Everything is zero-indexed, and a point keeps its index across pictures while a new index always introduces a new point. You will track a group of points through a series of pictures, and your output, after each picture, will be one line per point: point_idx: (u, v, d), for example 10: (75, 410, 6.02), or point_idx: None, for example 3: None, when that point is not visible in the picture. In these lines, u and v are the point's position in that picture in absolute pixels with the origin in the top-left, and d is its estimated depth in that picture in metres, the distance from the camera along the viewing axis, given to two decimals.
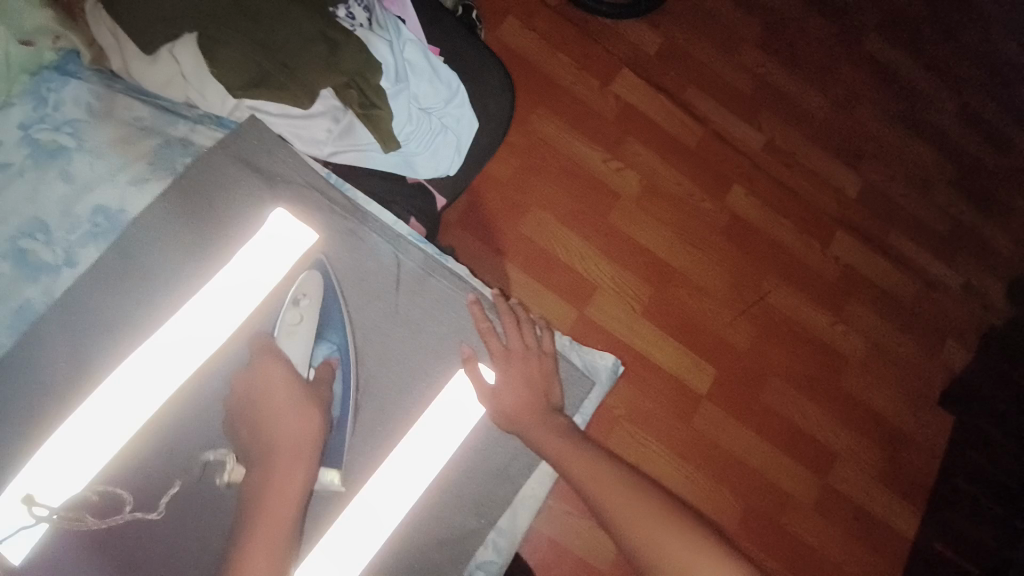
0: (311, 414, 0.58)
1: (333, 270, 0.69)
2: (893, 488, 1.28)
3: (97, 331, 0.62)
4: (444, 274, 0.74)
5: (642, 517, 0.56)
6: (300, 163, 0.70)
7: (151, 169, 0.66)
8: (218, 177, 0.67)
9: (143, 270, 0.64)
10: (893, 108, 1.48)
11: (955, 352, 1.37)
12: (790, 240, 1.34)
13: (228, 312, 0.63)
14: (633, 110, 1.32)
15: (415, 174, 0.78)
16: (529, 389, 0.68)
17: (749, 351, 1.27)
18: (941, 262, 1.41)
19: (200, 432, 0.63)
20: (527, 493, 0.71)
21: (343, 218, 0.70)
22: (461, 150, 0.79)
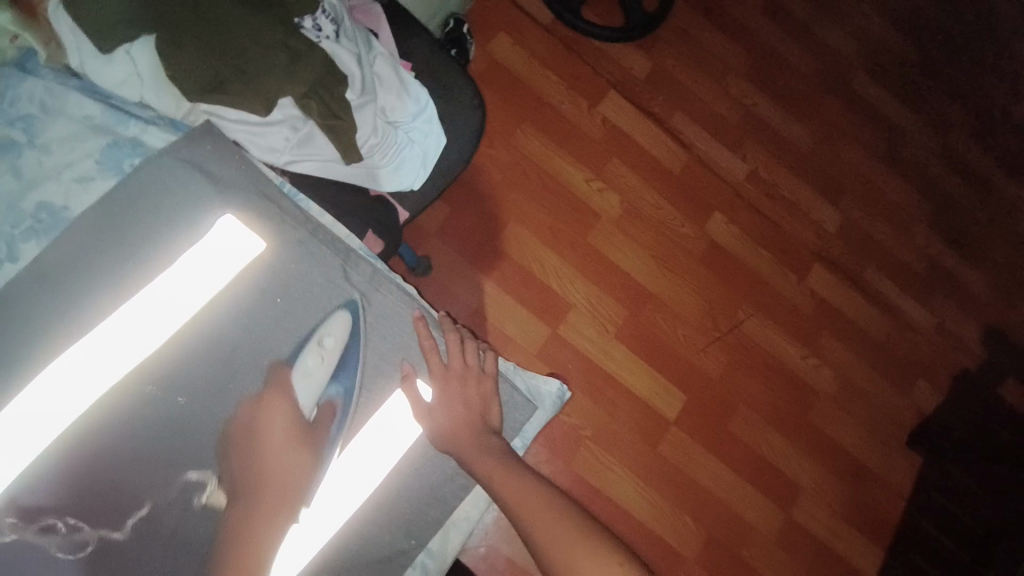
0: (303, 458, 0.60)
1: (276, 280, 0.66)
2: (857, 525, 1.28)
3: (25, 332, 0.59)
4: (392, 291, 0.72)
5: (565, 544, 0.59)
6: (253, 172, 0.69)
7: (98, 168, 0.64)
8: (166, 180, 0.65)
9: (79, 271, 0.61)
10: (876, 147, 1.50)
11: (925, 392, 1.38)
12: (767, 272, 1.35)
13: (163, 316, 0.62)
14: (619, 133, 1.33)
15: (378, 186, 0.78)
16: (464, 408, 0.69)
17: (720, 379, 1.27)
18: (916, 302, 1.43)
19: (130, 444, 0.60)
20: (460, 518, 0.72)
21: (293, 228, 0.68)
22: (427, 164, 0.80)
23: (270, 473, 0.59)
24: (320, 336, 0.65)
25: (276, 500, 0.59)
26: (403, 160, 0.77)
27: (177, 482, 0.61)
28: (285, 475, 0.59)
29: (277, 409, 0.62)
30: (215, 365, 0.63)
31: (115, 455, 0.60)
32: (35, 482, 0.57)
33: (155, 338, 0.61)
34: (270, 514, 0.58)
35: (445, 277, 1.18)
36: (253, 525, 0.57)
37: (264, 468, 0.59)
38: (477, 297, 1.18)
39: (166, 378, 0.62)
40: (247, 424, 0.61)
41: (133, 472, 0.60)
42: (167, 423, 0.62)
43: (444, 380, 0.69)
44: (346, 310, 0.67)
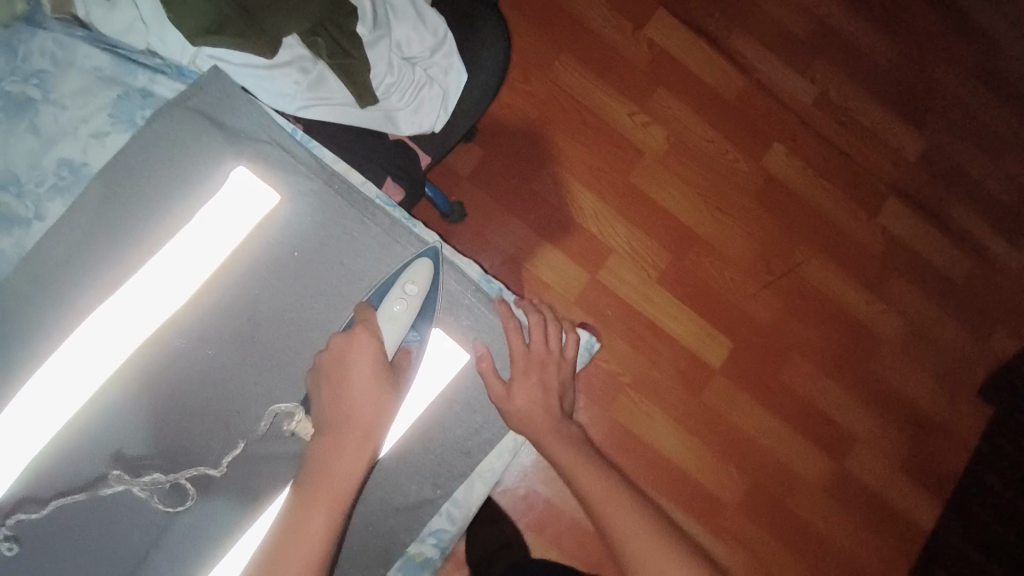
0: (380, 396, 0.60)
1: (291, 232, 0.66)
2: (914, 476, 1.22)
3: (64, 285, 0.63)
4: (410, 242, 0.69)
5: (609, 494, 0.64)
6: (264, 119, 0.67)
7: (111, 122, 0.65)
8: (180, 133, 0.65)
9: (107, 227, 0.63)
10: (973, 60, 1.29)
11: (1005, 339, 1.26)
12: (830, 208, 1.23)
13: (190, 270, 0.63)
14: (667, 58, 1.21)
15: (397, 130, 0.73)
16: (543, 391, 0.69)
17: (771, 325, 1.20)
18: (1005, 240, 1.27)
19: (163, 394, 0.63)
20: (485, 471, 0.71)
21: (308, 178, 0.67)
22: (449, 106, 0.74)
23: (356, 412, 0.59)
24: (403, 282, 0.64)
25: (358, 439, 0.58)
26: (421, 100, 0.71)
27: (217, 433, 0.64)
28: (366, 411, 0.59)
29: (367, 348, 0.61)
30: (236, 315, 0.65)
31: (158, 406, 0.63)
32: (83, 426, 0.62)
33: (183, 292, 0.63)
34: (354, 447, 0.58)
35: (480, 223, 1.15)
36: (332, 457, 0.57)
37: (349, 405, 0.59)
38: (513, 243, 1.15)
39: (199, 333, 0.64)
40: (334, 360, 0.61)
41: (178, 425, 0.63)
42: (201, 375, 0.64)
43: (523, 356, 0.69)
44: (427, 259, 0.66)
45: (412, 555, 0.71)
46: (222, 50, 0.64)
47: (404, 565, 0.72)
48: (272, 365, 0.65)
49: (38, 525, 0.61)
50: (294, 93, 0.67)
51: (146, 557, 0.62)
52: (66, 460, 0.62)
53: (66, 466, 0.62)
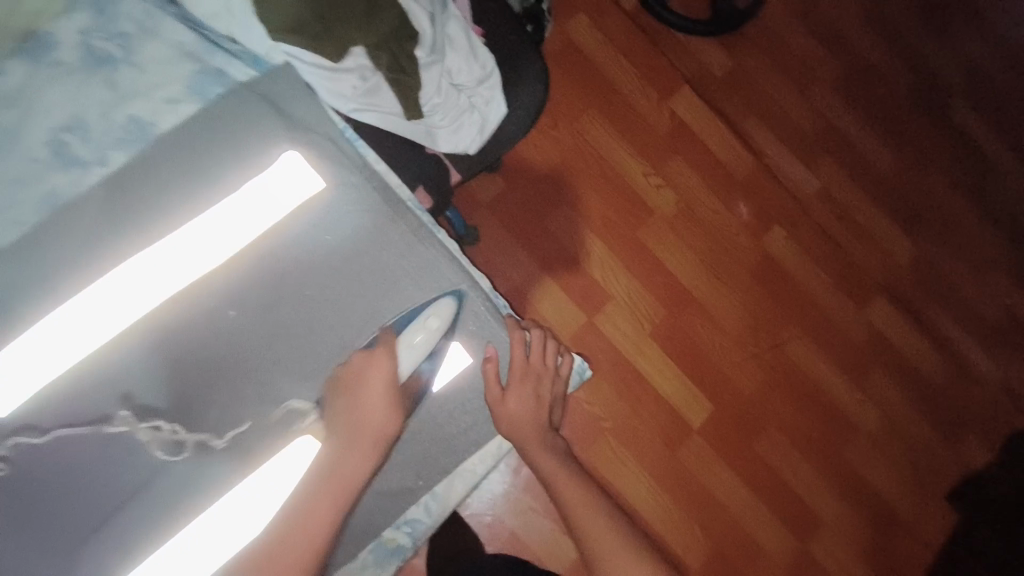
0: (369, 460, 0.64)
1: (325, 219, 0.69)
2: (876, 570, 1.22)
3: (105, 230, 0.66)
4: (435, 245, 0.72)
5: (582, 504, 0.73)
6: (320, 114, 0.72)
7: (185, 92, 0.70)
8: (243, 112, 0.70)
9: (158, 185, 0.67)
10: (966, 180, 1.39)
11: (975, 447, 1.29)
12: (821, 293, 1.29)
13: (225, 238, 0.65)
14: (686, 130, 1.29)
15: (435, 145, 0.81)
16: (534, 403, 0.74)
17: (753, 395, 1.23)
18: (982, 351, 1.33)
19: (176, 349, 0.66)
20: (469, 471, 0.74)
21: (350, 171, 0.70)
22: (484, 130, 0.81)
23: (336, 472, 0.63)
24: (426, 315, 0.67)
25: (331, 498, 0.63)
26: (462, 123, 0.78)
27: (213, 390, 0.67)
28: (351, 473, 0.64)
29: (383, 378, 0.65)
30: (259, 286, 0.67)
31: (162, 359, 0.65)
32: (92, 364, 0.64)
33: (211, 259, 0.65)
34: (325, 506, 0.62)
35: (490, 250, 1.20)
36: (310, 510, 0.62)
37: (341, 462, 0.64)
38: (518, 274, 1.19)
39: (218, 297, 0.66)
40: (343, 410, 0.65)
41: (178, 381, 0.66)
42: (213, 336, 0.66)
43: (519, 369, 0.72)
44: (452, 298, 0.69)
45: (385, 540, 0.73)
46: (292, 46, 0.67)
47: (376, 550, 0.73)
48: (289, 341, 0.68)
49: (35, 451, 0.63)
50: (351, 96, 0.72)
51: (133, 495, 0.65)
52: (76, 398, 0.64)
53: (71, 402, 0.64)
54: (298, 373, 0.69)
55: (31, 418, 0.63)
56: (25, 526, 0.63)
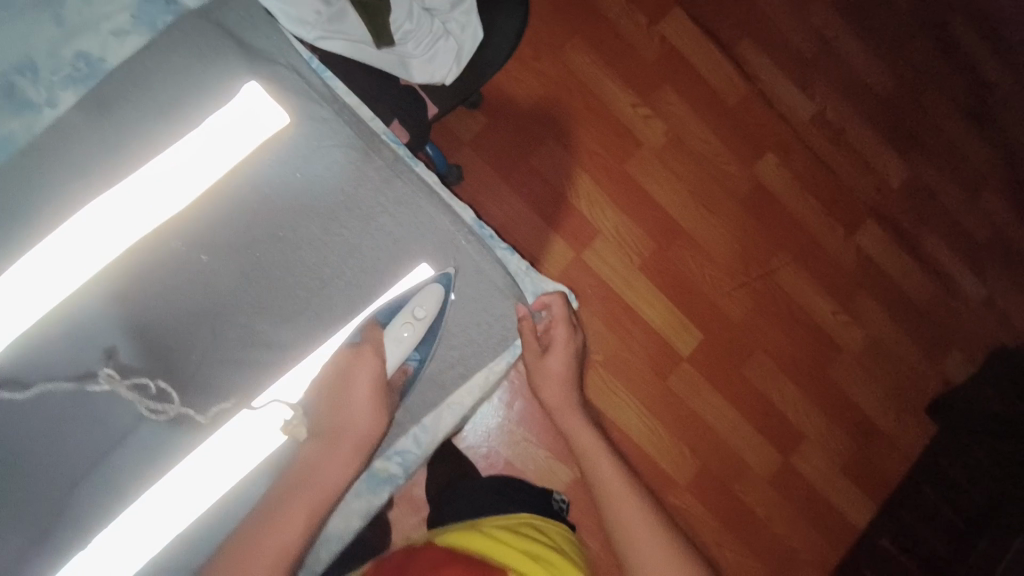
0: (350, 466, 0.63)
1: (292, 152, 0.67)
2: (854, 480, 1.29)
3: (68, 174, 0.64)
4: (411, 178, 0.70)
5: (586, 444, 0.79)
6: (283, 43, 0.70)
7: (133, 23, 0.67)
8: (196, 40, 0.67)
9: (115, 124, 0.65)
10: (964, 98, 1.35)
11: (957, 363, 1.34)
12: (811, 219, 1.28)
13: (189, 177, 0.63)
14: (677, 55, 1.24)
15: (410, 77, 0.77)
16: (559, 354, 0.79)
17: (741, 323, 1.26)
18: (969, 271, 1.34)
19: (149, 293, 0.65)
20: (457, 401, 0.72)
21: (319, 103, 0.68)
22: (461, 59, 0.76)
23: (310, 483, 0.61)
24: (412, 307, 0.67)
25: (302, 513, 0.60)
26: (437, 51, 0.74)
27: (197, 341, 0.65)
28: (329, 480, 0.62)
29: (369, 376, 0.64)
30: (231, 227, 0.66)
31: (141, 306, 0.65)
32: (66, 313, 0.63)
33: (182, 199, 0.64)
34: (292, 521, 0.60)
35: (476, 189, 1.17)
36: (285, 516, 0.60)
37: (320, 465, 0.63)
38: (505, 213, 1.18)
39: (192, 240, 0.65)
40: (329, 408, 0.64)
41: (158, 329, 0.65)
42: (191, 283, 0.66)
43: (559, 333, 0.78)
44: (442, 282, 0.68)
45: (377, 469, 0.72)
46: None
47: (367, 479, 0.72)
48: (270, 288, 0.67)
49: (20, 405, 0.63)
50: (314, 23, 0.69)
51: (116, 447, 0.64)
52: (56, 352, 0.64)
53: (50, 355, 0.63)
54: (281, 321, 0.67)
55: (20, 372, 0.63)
56: (9, 484, 0.63)
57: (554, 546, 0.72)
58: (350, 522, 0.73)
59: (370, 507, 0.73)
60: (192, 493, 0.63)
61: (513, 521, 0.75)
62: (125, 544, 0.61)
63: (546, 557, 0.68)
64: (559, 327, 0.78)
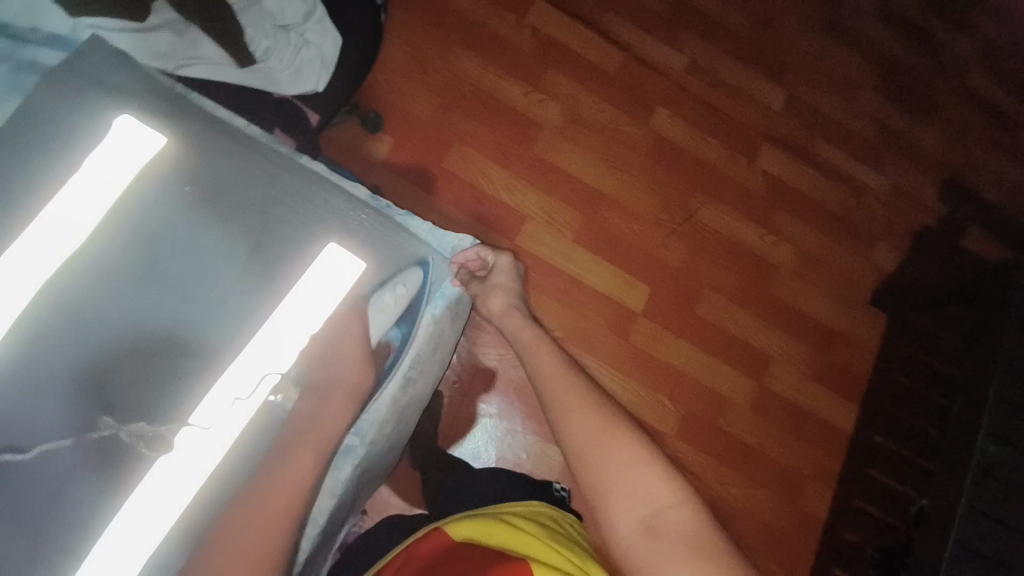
0: (346, 410, 0.63)
1: (178, 163, 0.62)
2: (830, 386, 1.34)
3: None
4: (298, 172, 0.70)
5: (548, 356, 0.78)
6: (147, 78, 0.66)
7: (3, 91, 0.61)
8: (63, 91, 0.61)
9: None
10: (815, 20, 1.48)
11: (886, 252, 1.42)
12: (716, 156, 1.37)
13: (79, 214, 0.57)
14: (552, 41, 1.33)
15: (279, 88, 0.84)
16: (506, 276, 0.89)
17: (681, 267, 1.31)
18: (868, 168, 1.45)
19: (49, 355, 0.56)
20: (405, 361, 0.68)
21: (195, 122, 0.67)
22: (327, 65, 0.84)
23: (318, 423, 0.61)
24: (394, 283, 0.66)
25: (312, 446, 0.60)
26: (303, 62, 0.81)
27: (105, 399, 0.57)
28: (331, 424, 0.62)
29: (359, 336, 0.63)
30: (126, 256, 0.59)
31: (44, 374, 0.56)
32: None
33: (68, 245, 0.56)
34: (301, 457, 0.60)
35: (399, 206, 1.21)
36: (287, 468, 0.59)
37: (320, 415, 0.61)
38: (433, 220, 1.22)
39: (85, 294, 0.57)
40: (321, 366, 0.61)
41: (65, 400, 0.56)
42: (91, 337, 0.57)
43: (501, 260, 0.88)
44: (419, 268, 0.68)
45: None
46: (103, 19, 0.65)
47: None
48: (180, 316, 0.59)
49: None
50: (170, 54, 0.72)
51: (59, 523, 0.53)
52: None
53: None
54: (196, 341, 0.59)
55: None
56: None
57: (571, 539, 0.71)
58: (321, 502, 0.64)
59: (337, 484, 0.65)
60: (127, 553, 0.53)
61: (523, 505, 0.73)
62: None
63: (567, 545, 0.67)
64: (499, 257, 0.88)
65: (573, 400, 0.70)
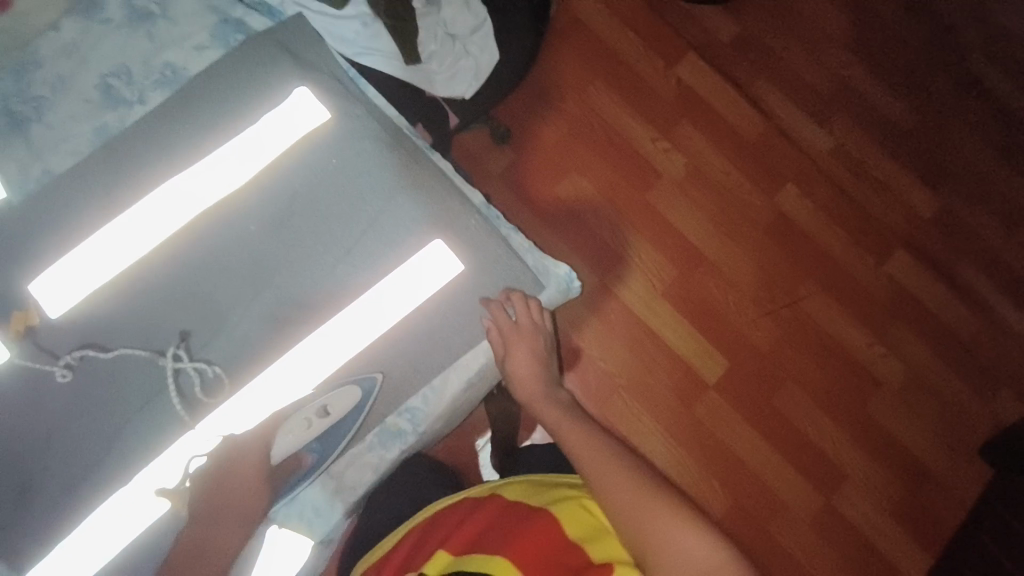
0: (240, 533, 0.58)
1: (331, 138, 0.65)
2: (907, 529, 1.19)
3: (145, 152, 0.64)
4: (431, 167, 0.68)
5: (577, 436, 0.73)
6: (327, 56, 0.71)
7: (211, 40, 0.70)
8: (257, 53, 0.67)
9: (179, 116, 0.65)
10: (989, 131, 1.34)
11: (1011, 402, 1.25)
12: (839, 249, 1.28)
13: (240, 166, 0.63)
14: (693, 94, 1.32)
15: (433, 90, 0.86)
16: (528, 357, 0.67)
17: (769, 352, 1.23)
18: (1014, 304, 1.28)
19: (176, 277, 0.61)
20: (469, 362, 0.65)
21: (356, 101, 0.68)
22: (479, 75, 0.87)
23: (206, 551, 0.57)
24: (320, 404, 0.60)
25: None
26: (458, 68, 0.85)
27: (200, 320, 0.62)
28: (223, 546, 0.58)
29: (254, 464, 0.58)
30: (264, 209, 0.63)
31: (167, 292, 0.61)
32: (101, 301, 0.60)
33: (221, 190, 0.62)
34: None
35: None
36: None
37: (203, 542, 0.57)
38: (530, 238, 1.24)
39: (212, 228, 0.62)
40: (212, 490, 0.57)
41: (170, 312, 0.61)
42: (210, 271, 0.62)
43: (518, 337, 0.65)
44: (355, 391, 0.61)
45: (388, 425, 0.64)
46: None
47: (378, 433, 0.64)
48: (282, 271, 0.63)
49: (95, 367, 0.60)
50: (354, 40, 0.77)
51: (138, 416, 0.59)
52: (87, 332, 0.60)
53: (81, 331, 0.60)
54: (296, 303, 0.62)
55: (46, 345, 0.60)
56: (50, 452, 0.59)
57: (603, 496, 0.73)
58: (362, 475, 0.65)
59: (382, 462, 0.65)
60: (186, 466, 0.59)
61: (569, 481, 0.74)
62: (129, 510, 0.58)
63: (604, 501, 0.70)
64: (517, 333, 0.65)
65: (613, 477, 0.66)
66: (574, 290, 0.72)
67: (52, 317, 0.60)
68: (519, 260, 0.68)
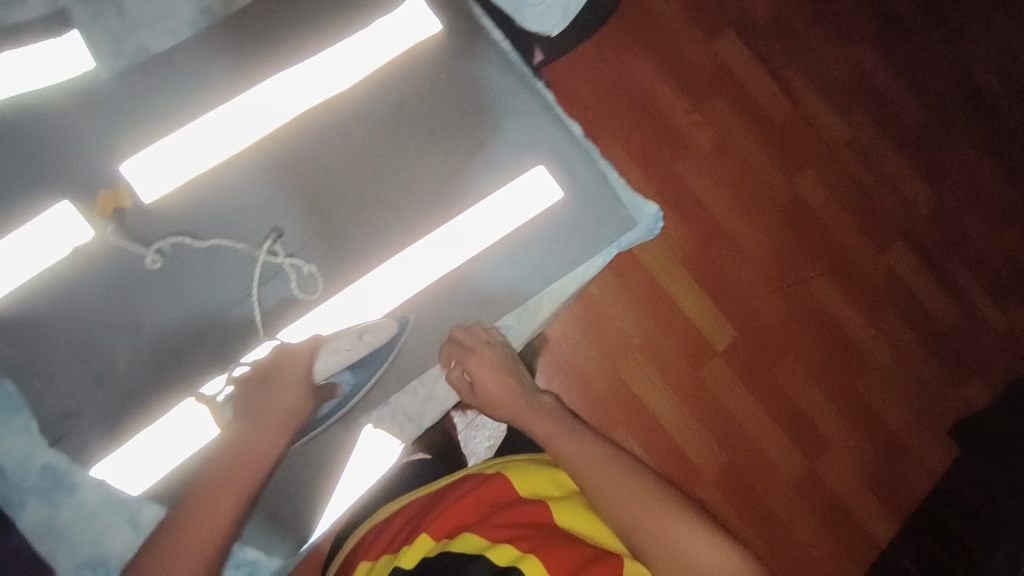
0: (281, 440, 0.57)
1: (437, 56, 0.66)
2: (877, 494, 1.30)
3: (247, 48, 0.64)
4: (534, 92, 0.67)
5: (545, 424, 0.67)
6: None
7: None
8: None
9: (281, 15, 0.65)
10: (987, 140, 1.44)
11: (978, 389, 1.36)
12: (846, 234, 1.36)
13: (346, 71, 0.64)
14: (727, 71, 1.35)
15: (524, 23, 0.82)
16: (492, 375, 0.64)
17: (775, 324, 1.31)
18: (991, 302, 1.39)
19: (273, 175, 0.63)
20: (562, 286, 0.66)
21: (462, 19, 0.67)
22: (569, 15, 0.79)
23: (239, 454, 0.56)
24: (360, 330, 0.60)
25: (238, 475, 0.55)
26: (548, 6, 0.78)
27: (297, 220, 0.63)
28: (258, 453, 0.56)
29: (298, 373, 0.58)
30: (366, 117, 0.64)
31: (263, 189, 0.63)
32: (194, 190, 0.62)
33: (326, 94, 0.64)
34: (227, 491, 0.55)
35: None
36: (209, 498, 0.55)
37: (246, 444, 0.56)
38: None
39: (316, 129, 0.63)
40: (253, 396, 0.57)
41: (271, 207, 0.63)
42: (310, 174, 0.63)
43: (473, 366, 0.63)
44: (393, 325, 0.61)
45: None
46: None
47: None
48: (382, 180, 0.64)
49: (188, 254, 0.61)
50: None
51: (231, 302, 0.61)
52: (179, 220, 0.61)
53: (172, 219, 0.61)
54: (392, 213, 0.63)
55: (137, 229, 0.61)
56: (137, 330, 0.60)
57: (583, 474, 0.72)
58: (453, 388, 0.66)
59: None
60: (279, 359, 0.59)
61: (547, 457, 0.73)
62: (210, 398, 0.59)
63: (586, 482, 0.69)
64: (473, 362, 0.62)
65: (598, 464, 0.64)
66: (655, 231, 0.69)
67: (145, 201, 0.61)
68: (613, 193, 0.67)
